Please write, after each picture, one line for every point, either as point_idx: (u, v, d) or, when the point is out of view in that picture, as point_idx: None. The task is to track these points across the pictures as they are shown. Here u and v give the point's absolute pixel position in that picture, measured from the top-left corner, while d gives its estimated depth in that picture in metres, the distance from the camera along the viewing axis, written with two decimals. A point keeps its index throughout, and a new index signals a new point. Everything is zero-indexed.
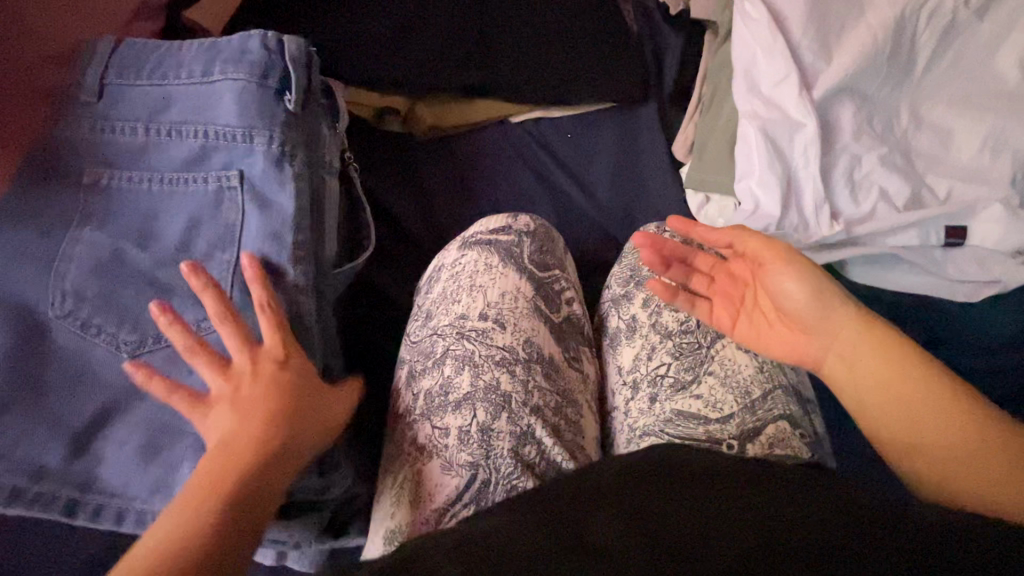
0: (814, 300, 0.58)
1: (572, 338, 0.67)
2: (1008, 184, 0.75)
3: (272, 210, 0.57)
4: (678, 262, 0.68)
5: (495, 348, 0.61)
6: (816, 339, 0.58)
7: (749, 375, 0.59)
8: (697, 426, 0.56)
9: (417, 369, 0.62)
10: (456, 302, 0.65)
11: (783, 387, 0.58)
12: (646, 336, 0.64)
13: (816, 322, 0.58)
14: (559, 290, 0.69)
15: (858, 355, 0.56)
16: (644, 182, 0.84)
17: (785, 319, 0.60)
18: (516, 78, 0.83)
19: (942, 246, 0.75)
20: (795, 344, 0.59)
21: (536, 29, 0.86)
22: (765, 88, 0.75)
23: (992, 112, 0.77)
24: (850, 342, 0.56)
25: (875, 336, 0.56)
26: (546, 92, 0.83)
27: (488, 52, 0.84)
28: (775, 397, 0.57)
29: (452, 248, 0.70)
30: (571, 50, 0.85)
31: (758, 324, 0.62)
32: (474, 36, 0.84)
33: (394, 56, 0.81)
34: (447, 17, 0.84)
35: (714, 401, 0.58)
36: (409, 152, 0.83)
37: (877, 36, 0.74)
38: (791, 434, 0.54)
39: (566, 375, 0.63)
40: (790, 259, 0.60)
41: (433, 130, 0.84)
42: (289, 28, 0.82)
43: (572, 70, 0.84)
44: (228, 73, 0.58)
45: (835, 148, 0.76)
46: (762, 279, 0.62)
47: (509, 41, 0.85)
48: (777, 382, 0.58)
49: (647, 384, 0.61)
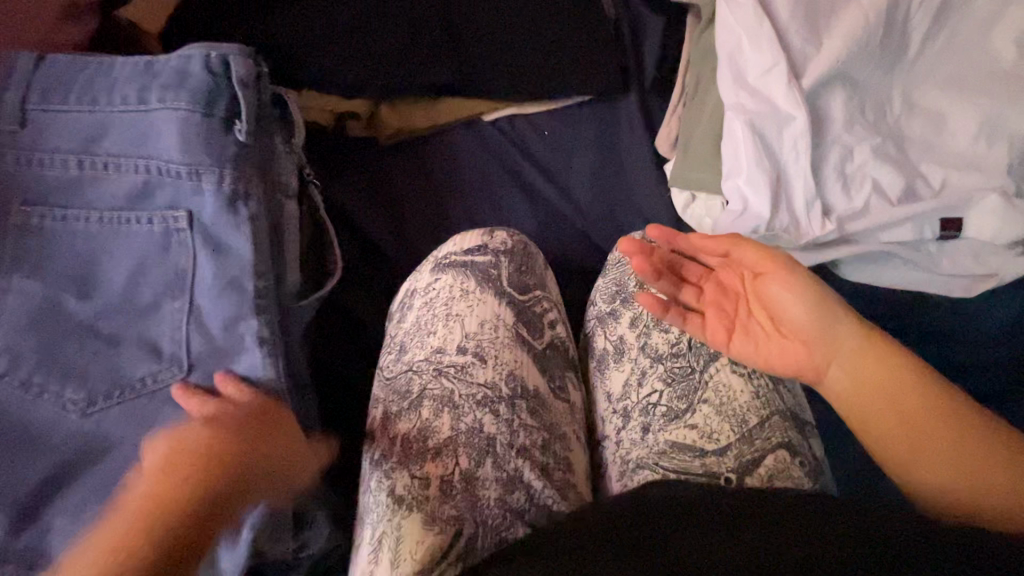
0: (812, 313, 0.55)
1: (556, 363, 0.67)
2: (1003, 172, 0.72)
3: (228, 257, 0.52)
4: (668, 271, 0.64)
5: (476, 386, 0.60)
6: (812, 356, 0.55)
7: (746, 402, 0.58)
8: (693, 459, 0.56)
9: (392, 411, 0.60)
10: (431, 333, 0.64)
11: (781, 414, 0.57)
12: (636, 360, 0.64)
13: (815, 333, 0.55)
14: (540, 313, 0.68)
15: (852, 372, 0.54)
16: (626, 183, 0.80)
17: (784, 331, 0.57)
18: (485, 75, 0.77)
19: (936, 239, 0.72)
20: (790, 358, 0.57)
21: (506, 19, 0.79)
22: (751, 78, 0.70)
23: (986, 95, 0.73)
24: (846, 361, 0.54)
25: (867, 352, 0.54)
26: (519, 87, 0.77)
27: (454, 46, 0.77)
28: (773, 423, 0.57)
29: (425, 270, 0.69)
30: (544, 42, 0.79)
31: (756, 337, 0.58)
32: (436, 28, 0.77)
33: (353, 54, 0.75)
34: (406, 7, 0.77)
35: (710, 430, 0.57)
36: (373, 161, 0.78)
37: (869, 18, 0.69)
38: (790, 464, 0.54)
39: (551, 408, 0.63)
40: (784, 270, 0.57)
41: (397, 135, 0.78)
42: (235, 27, 0.75)
43: (546, 63, 0.79)
44: (167, 101, 0.51)
45: (825, 140, 0.72)
46: (754, 291, 0.60)
47: (477, 33, 0.78)
48: (774, 408, 0.58)
49: (638, 413, 0.61)
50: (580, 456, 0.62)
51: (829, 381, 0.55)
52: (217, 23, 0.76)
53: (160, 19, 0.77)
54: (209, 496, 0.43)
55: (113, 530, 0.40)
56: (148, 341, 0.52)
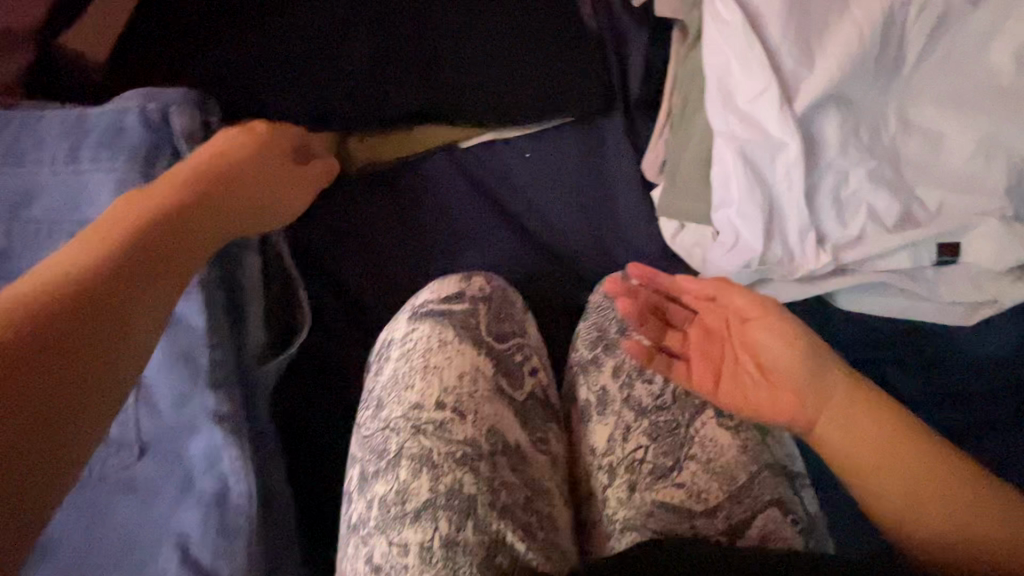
0: (803, 362, 0.53)
1: (537, 415, 0.64)
2: (1002, 194, 0.69)
3: (179, 328, 0.48)
4: (654, 316, 0.62)
5: (456, 444, 0.57)
6: (809, 410, 0.52)
7: (733, 457, 0.57)
8: (682, 521, 0.55)
9: (369, 472, 0.56)
10: (409, 388, 0.60)
11: (770, 467, 0.57)
12: (620, 413, 0.61)
13: (808, 384, 0.53)
14: (521, 361, 0.66)
15: (850, 428, 0.51)
16: (611, 211, 0.76)
17: (773, 380, 0.54)
18: (458, 101, 0.72)
19: (934, 266, 0.70)
20: (781, 407, 0.53)
21: (480, 38, 0.74)
22: (741, 103, 0.66)
23: (985, 114, 0.70)
24: (844, 416, 0.51)
25: (865, 409, 0.51)
26: (496, 112, 0.73)
27: (425, 69, 0.72)
28: (762, 480, 0.56)
29: (401, 319, 0.65)
30: (520, 61, 0.74)
31: (746, 385, 0.55)
32: (406, 52, 0.72)
33: (315, 83, 0.70)
34: (372, 31, 0.72)
35: (697, 490, 0.56)
36: (341, 198, 0.72)
37: (864, 35, 0.65)
38: (782, 523, 0.54)
39: (534, 463, 0.60)
40: (771, 316, 0.55)
41: (367, 169, 0.74)
42: (189, 59, 0.70)
43: (525, 84, 0.74)
44: (102, 161, 0.47)
45: (818, 166, 0.69)
46: (739, 337, 0.57)
47: (449, 55, 0.73)
48: (763, 462, 0.57)
49: (624, 470, 0.59)
50: (564, 513, 0.59)
51: (828, 437, 0.51)
52: (167, 51, 0.70)
53: (104, 46, 0.71)
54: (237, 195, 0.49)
55: (80, 237, 0.40)
56: None
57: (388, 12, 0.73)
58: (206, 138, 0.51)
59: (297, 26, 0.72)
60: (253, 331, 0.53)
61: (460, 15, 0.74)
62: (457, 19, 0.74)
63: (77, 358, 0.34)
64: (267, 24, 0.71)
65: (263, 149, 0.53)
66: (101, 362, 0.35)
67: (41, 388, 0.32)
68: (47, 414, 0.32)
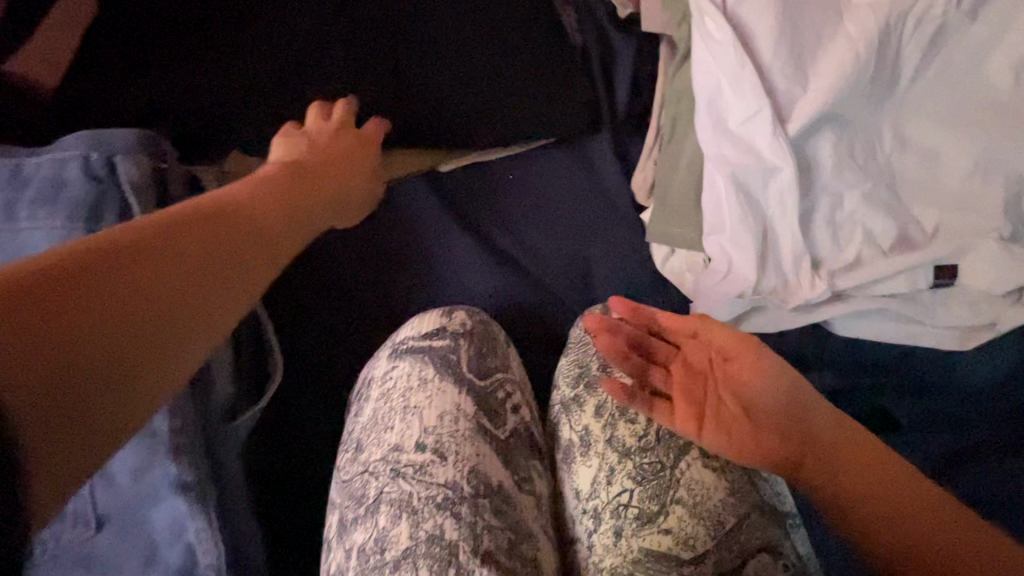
0: (790, 401, 0.52)
1: (521, 453, 0.60)
2: (1002, 215, 0.67)
3: None
4: (635, 352, 0.58)
5: (436, 487, 0.53)
6: (799, 452, 0.50)
7: (721, 500, 0.54)
8: (670, 569, 0.52)
9: (347, 519, 0.53)
10: (388, 429, 0.57)
11: (758, 510, 0.54)
12: (603, 455, 0.57)
13: (794, 424, 0.51)
14: (503, 399, 0.61)
15: (843, 471, 0.48)
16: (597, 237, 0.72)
17: (757, 421, 0.52)
18: (431, 126, 0.69)
19: (930, 289, 0.68)
20: (763, 450, 0.52)
21: (456, 59, 0.71)
22: (732, 125, 0.63)
23: (983, 131, 0.67)
24: (834, 460, 0.49)
25: (852, 453, 0.49)
26: (479, 133, 0.70)
27: (398, 97, 0.70)
28: (752, 522, 0.53)
29: (381, 358, 0.61)
30: (501, 80, 0.71)
31: (726, 427, 0.53)
32: (379, 78, 0.69)
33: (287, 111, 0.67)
34: (343, 59, 0.70)
35: (685, 536, 0.53)
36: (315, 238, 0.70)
37: (858, 52, 0.63)
38: (773, 567, 0.52)
39: (517, 504, 0.56)
40: (757, 356, 0.54)
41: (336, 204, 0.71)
42: (152, 84, 0.67)
43: (506, 103, 0.70)
44: (40, 217, 0.47)
45: (812, 189, 0.67)
46: (720, 377, 0.55)
47: (423, 80, 0.70)
48: (751, 504, 0.54)
49: (609, 515, 0.55)
50: (550, 554, 0.56)
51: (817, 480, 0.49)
52: (129, 77, 0.67)
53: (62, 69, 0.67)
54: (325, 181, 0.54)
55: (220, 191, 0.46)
56: None
57: (361, 37, 0.71)
58: (156, 183, 0.53)
59: (268, 54, 0.69)
60: (221, 386, 0.50)
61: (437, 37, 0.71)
62: (433, 40, 0.71)
63: (184, 293, 0.35)
64: (237, 52, 0.69)
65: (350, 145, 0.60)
66: (200, 292, 0.36)
67: (151, 317, 0.33)
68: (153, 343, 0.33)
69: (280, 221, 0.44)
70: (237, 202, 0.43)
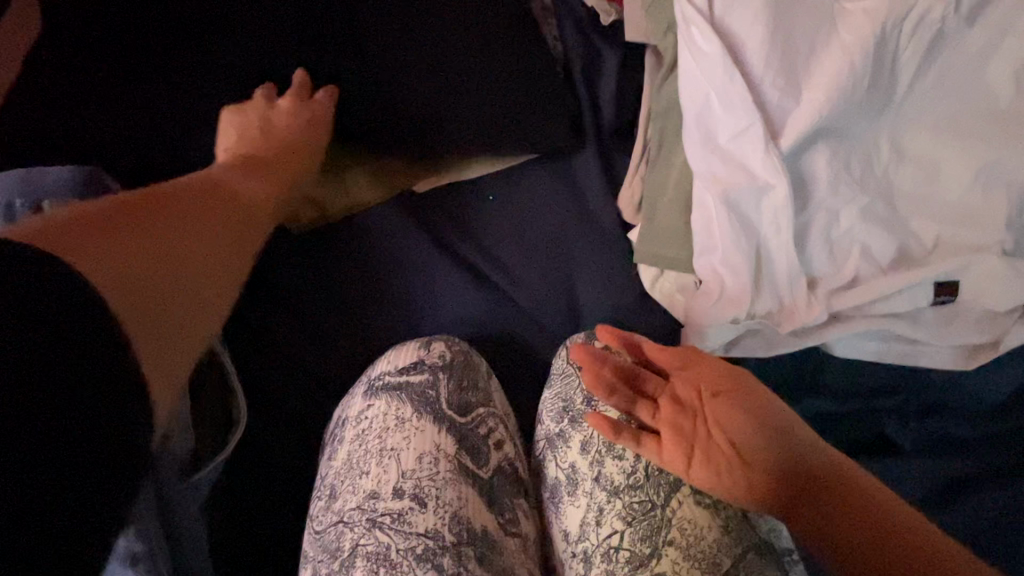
0: (784, 438, 0.48)
1: (507, 493, 0.56)
2: (1003, 226, 0.64)
3: None
4: (623, 383, 0.54)
5: (416, 538, 0.49)
6: (798, 498, 0.46)
7: (715, 540, 0.50)
8: None
9: (321, 575, 0.48)
10: (363, 474, 0.52)
11: (755, 549, 0.50)
12: (590, 494, 0.53)
13: (787, 461, 0.48)
14: (486, 434, 0.57)
15: (844, 522, 0.44)
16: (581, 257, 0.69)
17: (750, 459, 0.49)
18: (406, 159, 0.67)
19: (931, 307, 0.65)
20: (759, 492, 0.48)
21: (429, 75, 0.65)
22: (722, 141, 0.60)
23: (982, 141, 0.65)
24: (836, 509, 0.45)
25: (856, 500, 0.45)
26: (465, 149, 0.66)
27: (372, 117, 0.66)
28: (747, 565, 0.49)
29: (356, 396, 0.58)
30: (477, 95, 0.66)
31: (715, 467, 0.49)
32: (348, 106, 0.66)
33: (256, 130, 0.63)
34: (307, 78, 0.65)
35: None
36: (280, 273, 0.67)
37: (854, 62, 0.60)
38: None
39: (503, 549, 0.51)
40: (751, 391, 0.50)
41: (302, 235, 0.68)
42: (105, 106, 0.63)
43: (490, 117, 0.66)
44: None
45: (808, 205, 0.64)
46: (709, 414, 0.51)
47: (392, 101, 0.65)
48: (748, 544, 0.50)
49: (600, 559, 0.51)
50: None
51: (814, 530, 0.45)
52: (78, 97, 0.63)
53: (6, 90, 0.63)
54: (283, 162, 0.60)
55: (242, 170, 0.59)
56: None
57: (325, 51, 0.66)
58: None
59: (224, 71, 0.65)
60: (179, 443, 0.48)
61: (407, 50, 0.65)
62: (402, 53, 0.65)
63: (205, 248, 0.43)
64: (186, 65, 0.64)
65: (304, 118, 0.62)
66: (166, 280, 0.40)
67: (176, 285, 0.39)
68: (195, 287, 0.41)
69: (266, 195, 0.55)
70: (236, 182, 0.54)
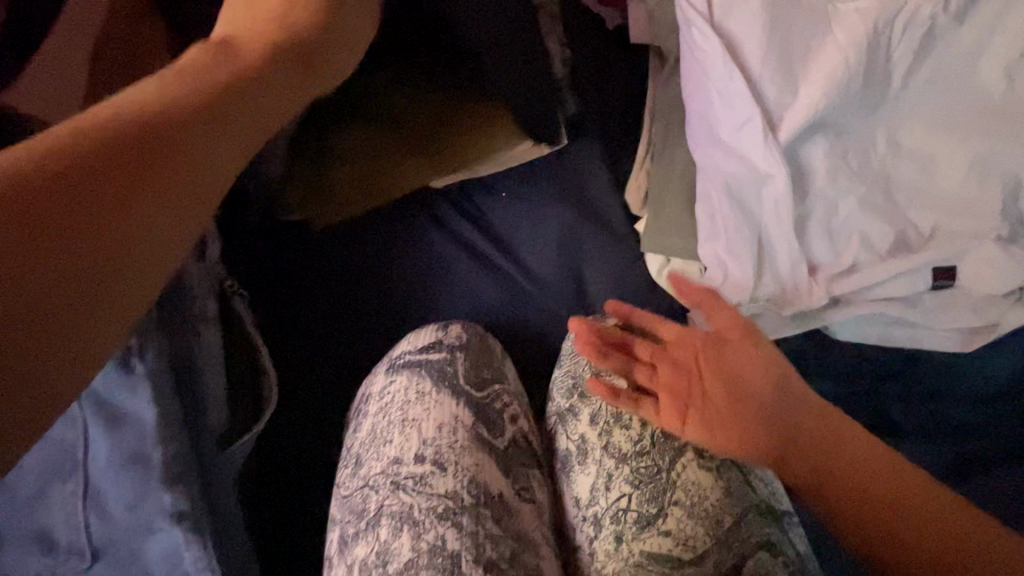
0: (775, 390, 0.54)
1: (521, 463, 0.59)
2: (998, 214, 0.67)
3: (125, 426, 0.41)
4: (621, 350, 0.60)
5: (437, 498, 0.52)
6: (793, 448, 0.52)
7: (717, 500, 0.53)
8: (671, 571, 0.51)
9: (348, 534, 0.52)
10: (386, 443, 0.55)
11: (754, 508, 0.53)
12: (600, 462, 0.56)
13: (775, 412, 0.53)
14: (502, 409, 0.60)
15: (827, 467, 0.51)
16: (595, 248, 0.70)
17: (745, 409, 0.54)
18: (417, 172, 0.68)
19: (930, 292, 0.67)
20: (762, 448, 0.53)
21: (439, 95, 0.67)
22: (724, 134, 0.64)
23: (976, 134, 0.68)
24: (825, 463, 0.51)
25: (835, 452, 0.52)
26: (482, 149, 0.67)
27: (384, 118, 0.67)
28: (746, 521, 0.52)
29: (378, 374, 0.61)
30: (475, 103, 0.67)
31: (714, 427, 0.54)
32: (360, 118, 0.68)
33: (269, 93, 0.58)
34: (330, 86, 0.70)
35: (684, 537, 0.52)
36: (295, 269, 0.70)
37: (848, 59, 0.63)
38: (773, 568, 0.50)
39: (518, 514, 0.54)
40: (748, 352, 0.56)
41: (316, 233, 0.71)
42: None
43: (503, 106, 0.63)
44: None
45: (807, 195, 0.67)
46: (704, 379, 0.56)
47: (395, 112, 0.67)
48: (747, 503, 0.53)
49: (609, 521, 0.54)
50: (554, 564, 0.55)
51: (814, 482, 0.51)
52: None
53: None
54: (260, 73, 0.38)
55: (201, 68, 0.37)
56: (39, 534, 0.41)
57: None
58: None
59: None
60: (216, 414, 0.48)
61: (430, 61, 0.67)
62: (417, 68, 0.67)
63: (166, 211, 0.31)
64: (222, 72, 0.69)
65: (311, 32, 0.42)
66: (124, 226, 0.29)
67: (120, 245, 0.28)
68: (122, 271, 0.28)
69: (232, 111, 0.35)
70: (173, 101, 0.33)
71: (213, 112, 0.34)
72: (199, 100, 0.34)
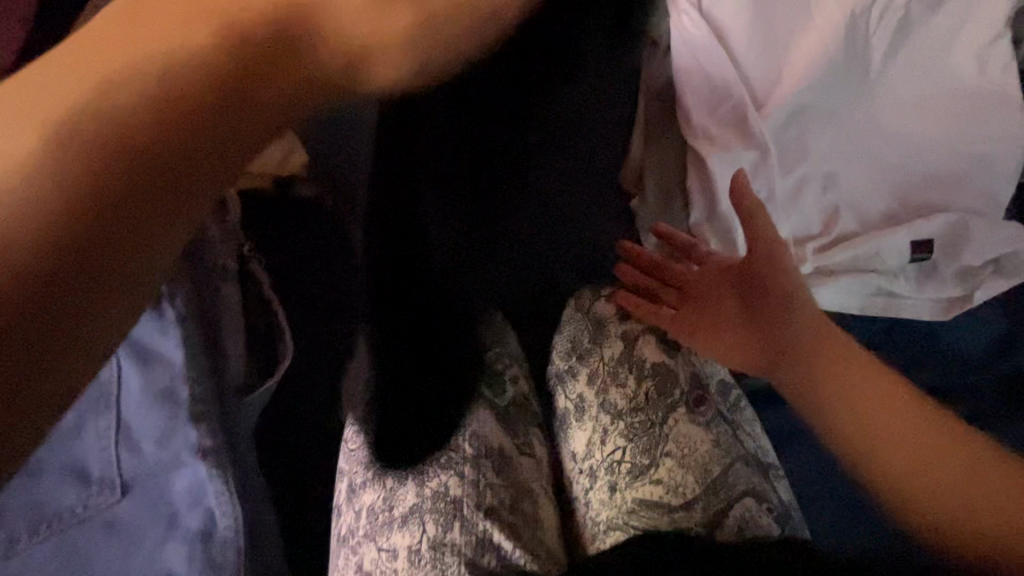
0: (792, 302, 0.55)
1: (521, 421, 0.62)
2: (970, 192, 0.71)
3: (157, 365, 0.45)
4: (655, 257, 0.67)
5: (440, 450, 0.55)
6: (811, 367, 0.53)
7: (706, 451, 0.56)
8: (662, 517, 0.54)
9: (357, 483, 0.55)
10: None
11: (742, 458, 0.57)
12: (596, 418, 0.60)
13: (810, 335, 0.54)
14: (503, 371, 0.64)
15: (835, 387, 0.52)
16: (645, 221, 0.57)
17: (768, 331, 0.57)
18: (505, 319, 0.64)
19: (910, 264, 0.71)
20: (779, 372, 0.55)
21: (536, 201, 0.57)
22: (714, 113, 0.68)
23: (950, 116, 0.72)
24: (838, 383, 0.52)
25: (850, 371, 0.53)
26: None
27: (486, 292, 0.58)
28: (736, 470, 0.55)
29: None
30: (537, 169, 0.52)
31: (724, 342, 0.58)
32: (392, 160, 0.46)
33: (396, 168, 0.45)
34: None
35: (675, 485, 0.55)
36: (397, 344, 0.52)
37: (828, 45, 0.68)
38: (757, 512, 0.53)
39: (518, 466, 0.58)
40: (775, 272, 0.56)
41: (401, 283, 0.50)
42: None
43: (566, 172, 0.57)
44: None
45: (792, 171, 0.70)
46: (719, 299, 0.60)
47: (463, 212, 0.49)
48: (734, 453, 0.56)
49: (604, 472, 0.58)
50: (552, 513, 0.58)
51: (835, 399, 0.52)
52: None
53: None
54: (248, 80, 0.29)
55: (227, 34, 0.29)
56: (71, 465, 0.44)
57: None
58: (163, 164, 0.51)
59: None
60: (234, 360, 0.51)
61: (506, 78, 0.43)
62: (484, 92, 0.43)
63: (143, 196, 0.27)
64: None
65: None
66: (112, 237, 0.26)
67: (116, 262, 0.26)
68: (97, 267, 0.26)
69: (247, 93, 0.29)
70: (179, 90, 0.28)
71: (214, 105, 0.28)
72: (151, 110, 0.27)
